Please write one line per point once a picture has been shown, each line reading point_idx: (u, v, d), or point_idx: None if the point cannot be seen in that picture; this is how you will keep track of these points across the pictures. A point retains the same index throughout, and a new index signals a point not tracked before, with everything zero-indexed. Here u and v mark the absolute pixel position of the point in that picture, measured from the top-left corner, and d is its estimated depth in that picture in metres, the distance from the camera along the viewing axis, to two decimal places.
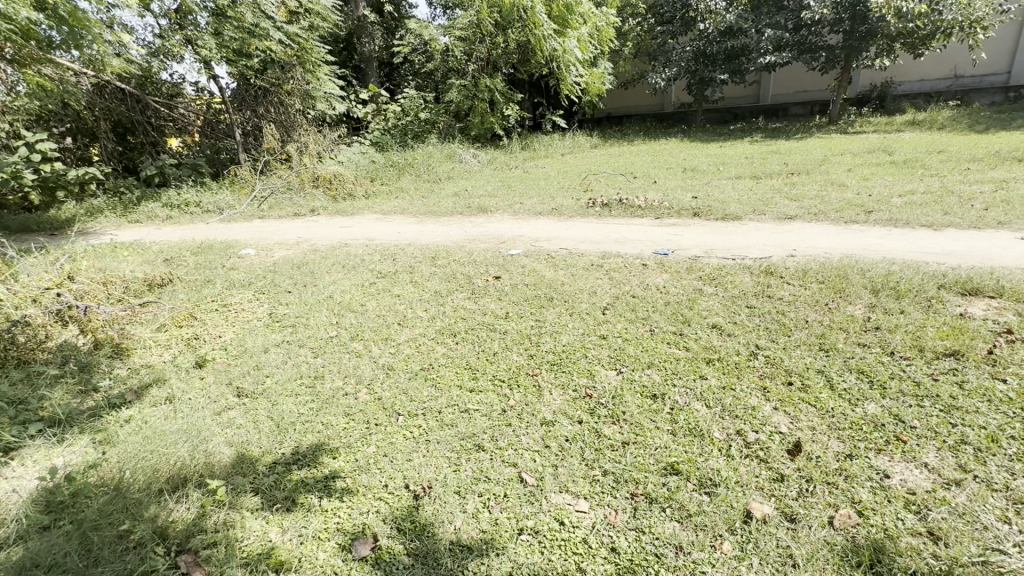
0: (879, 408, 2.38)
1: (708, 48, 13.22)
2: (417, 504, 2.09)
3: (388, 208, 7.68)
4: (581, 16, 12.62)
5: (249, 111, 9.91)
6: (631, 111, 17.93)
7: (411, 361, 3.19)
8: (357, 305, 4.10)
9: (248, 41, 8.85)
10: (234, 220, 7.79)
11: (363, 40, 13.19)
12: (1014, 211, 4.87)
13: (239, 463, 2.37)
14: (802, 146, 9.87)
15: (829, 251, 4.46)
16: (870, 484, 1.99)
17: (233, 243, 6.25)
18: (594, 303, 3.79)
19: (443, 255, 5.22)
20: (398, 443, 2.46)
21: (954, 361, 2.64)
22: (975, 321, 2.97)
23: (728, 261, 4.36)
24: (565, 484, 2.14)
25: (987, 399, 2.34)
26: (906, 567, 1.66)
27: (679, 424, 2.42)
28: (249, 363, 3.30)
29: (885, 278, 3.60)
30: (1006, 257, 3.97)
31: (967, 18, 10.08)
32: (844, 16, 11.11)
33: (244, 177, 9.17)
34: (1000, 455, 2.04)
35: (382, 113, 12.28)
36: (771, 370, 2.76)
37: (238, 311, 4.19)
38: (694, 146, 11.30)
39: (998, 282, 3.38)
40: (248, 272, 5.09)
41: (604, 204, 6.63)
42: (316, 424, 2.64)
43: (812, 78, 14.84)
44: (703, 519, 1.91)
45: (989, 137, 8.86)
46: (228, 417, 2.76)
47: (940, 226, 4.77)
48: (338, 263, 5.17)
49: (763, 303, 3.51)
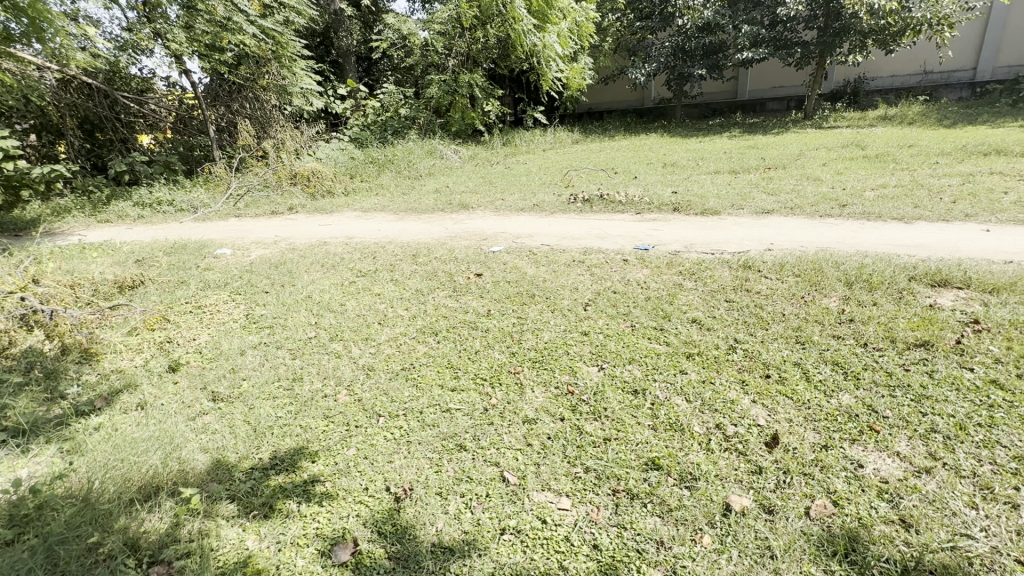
0: (853, 399, 2.43)
1: (687, 43, 13.31)
2: (397, 506, 2.07)
3: (368, 206, 7.58)
4: (561, 11, 12.57)
5: (223, 107, 9.75)
6: (611, 106, 18.07)
7: (391, 362, 3.15)
8: (337, 305, 4.03)
9: (220, 35, 8.58)
10: (208, 219, 7.59)
11: (340, 34, 12.95)
12: (981, 205, 5.02)
13: (215, 470, 2.32)
14: (779, 141, 10.02)
15: (805, 244, 4.54)
16: (844, 474, 2.03)
17: (208, 243, 6.10)
18: (576, 299, 3.79)
19: (424, 252, 5.17)
20: (379, 445, 2.43)
21: (924, 351, 2.71)
22: (943, 312, 3.05)
23: (708, 256, 4.42)
24: (547, 482, 2.14)
25: (956, 388, 2.40)
26: (879, 554, 1.70)
27: (660, 419, 2.43)
28: (225, 366, 3.22)
29: (858, 271, 3.67)
30: (974, 248, 4.09)
31: (935, 16, 10.32)
32: (818, 13, 11.36)
33: (218, 175, 9.00)
34: (968, 442, 2.09)
35: (361, 109, 12.24)
36: (749, 363, 2.79)
37: (213, 312, 4.09)
38: (675, 142, 11.40)
39: (965, 273, 3.48)
40: (224, 272, 4.97)
41: (586, 200, 6.64)
42: (295, 428, 2.59)
43: (787, 74, 15.09)
44: (683, 514, 1.93)
45: (956, 132, 9.11)
46: (203, 422, 2.69)
47: (911, 219, 4.90)
48: (317, 262, 5.09)
49: (742, 297, 3.55)
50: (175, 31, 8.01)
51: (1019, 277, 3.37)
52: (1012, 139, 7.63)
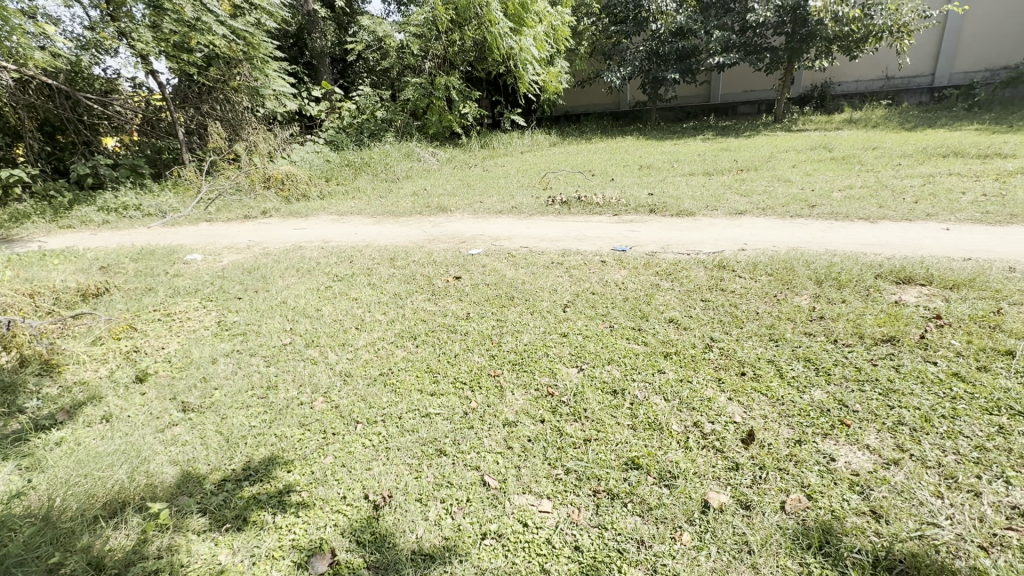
0: (825, 394, 2.49)
1: (660, 48, 13.46)
2: (376, 514, 2.03)
3: (344, 209, 7.47)
4: (537, 15, 12.60)
5: (193, 108, 9.56)
6: (588, 109, 18.23)
7: (369, 367, 3.10)
8: (313, 310, 3.96)
9: (189, 35, 8.36)
10: (178, 223, 7.38)
11: (314, 36, 12.79)
12: (941, 204, 5.23)
13: (184, 483, 2.25)
14: (750, 144, 10.26)
15: (777, 244, 4.64)
16: (817, 468, 2.08)
17: (177, 248, 5.93)
18: (555, 301, 3.80)
19: (402, 256, 5.12)
20: (357, 452, 2.38)
21: (890, 346, 2.80)
22: (908, 308, 3.17)
23: (683, 256, 4.48)
24: (527, 484, 2.13)
25: (921, 381, 2.49)
26: (852, 545, 1.75)
27: (639, 419, 2.45)
28: (196, 375, 3.13)
29: (828, 269, 3.78)
30: (936, 247, 4.24)
31: (896, 23, 10.81)
32: (786, 20, 11.68)
33: (188, 179, 8.76)
34: (933, 434, 2.16)
35: (337, 111, 12.07)
36: (725, 361, 2.84)
37: (183, 320, 3.97)
38: (650, 144, 11.57)
39: (928, 270, 3.61)
40: (195, 278, 4.83)
41: (564, 202, 6.67)
42: (269, 437, 2.52)
43: (757, 78, 15.48)
44: (663, 512, 1.94)
45: (917, 134, 9.47)
46: (172, 433, 2.61)
47: (876, 218, 5.07)
48: (292, 267, 4.98)
49: (717, 296, 3.62)
50: (141, 30, 7.78)
51: (976, 273, 3.51)
52: (969, 142, 7.97)
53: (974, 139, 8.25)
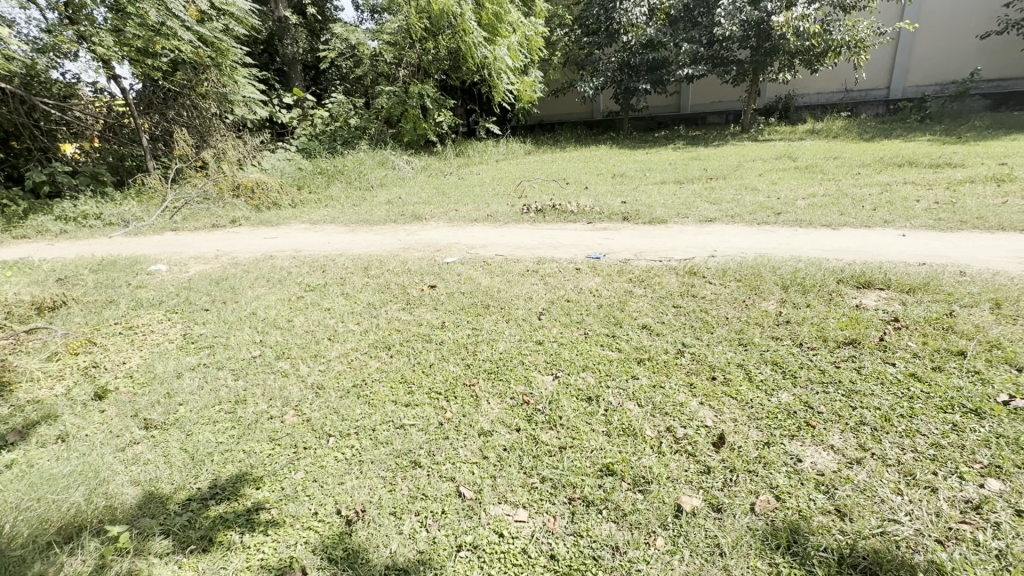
0: (791, 396, 2.56)
1: (631, 59, 13.72)
2: (349, 529, 1.99)
3: (317, 218, 7.36)
4: (511, 25, 12.70)
5: (158, 114, 9.28)
6: (562, 118, 18.45)
7: (342, 379, 3.04)
8: (283, 321, 3.87)
9: (153, 40, 8.21)
10: (141, 233, 7.14)
11: (285, 42, 12.65)
12: (897, 211, 5.47)
13: (147, 504, 2.16)
14: (719, 153, 10.54)
15: (745, 251, 4.77)
16: (785, 469, 2.13)
17: (140, 259, 5.73)
18: (530, 308, 3.82)
19: (376, 264, 5.06)
20: (329, 466, 2.34)
21: (852, 348, 2.91)
22: (868, 312, 3.30)
23: (656, 263, 4.57)
24: (503, 494, 2.12)
25: (881, 381, 2.59)
26: (819, 544, 1.80)
27: (613, 425, 2.48)
28: (159, 391, 3.01)
29: (793, 275, 3.91)
30: (894, 252, 4.44)
31: (853, 38, 11.33)
32: (750, 34, 12.09)
33: (152, 187, 8.49)
34: (892, 433, 2.25)
35: (309, 119, 11.92)
36: (696, 366, 2.90)
37: (146, 333, 3.82)
38: (622, 153, 11.77)
39: (886, 275, 3.76)
40: (159, 289, 4.67)
41: (538, 210, 6.72)
42: (237, 453, 2.45)
43: (725, 89, 15.96)
44: (637, 518, 1.96)
45: (875, 145, 9.89)
46: (133, 452, 2.50)
47: (837, 225, 5.27)
48: (262, 277, 4.87)
49: (688, 302, 3.69)
50: (102, 34, 7.58)
51: (930, 277, 3.68)
52: (923, 152, 8.36)
53: (928, 149, 8.67)
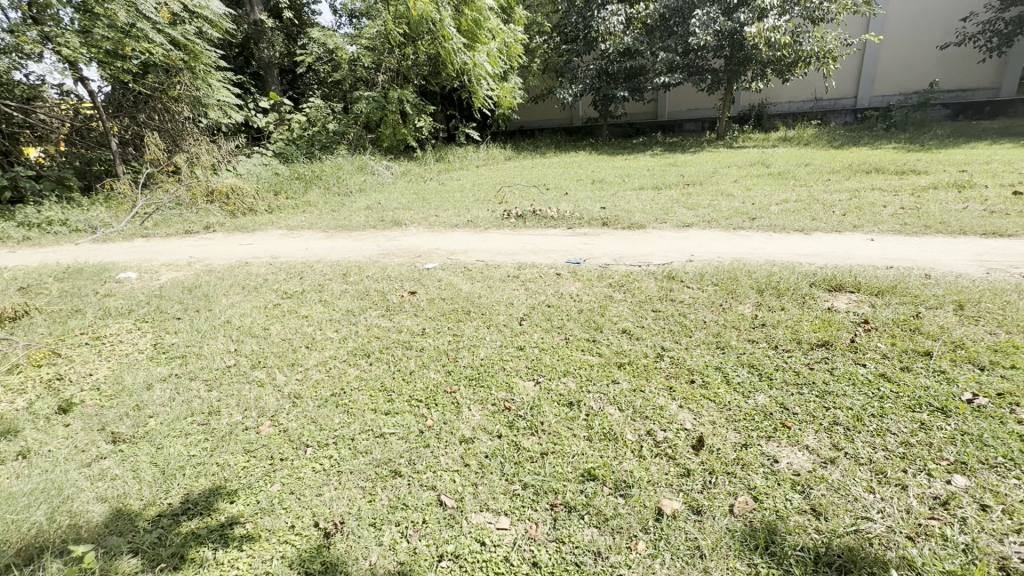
0: (768, 398, 2.62)
1: (609, 67, 13.91)
2: (327, 542, 1.95)
3: (294, 223, 7.24)
4: (490, 32, 12.73)
5: (128, 117, 9.02)
6: (541, 124, 18.57)
7: (320, 388, 2.98)
8: (259, 329, 3.79)
9: (122, 42, 8.02)
10: (110, 239, 6.92)
11: (261, 46, 12.44)
12: (865, 217, 5.65)
13: (114, 521, 2.08)
14: (696, 159, 10.74)
15: (721, 256, 4.87)
16: (762, 470, 2.17)
17: (109, 266, 5.55)
18: (511, 314, 3.81)
19: (355, 271, 5.00)
20: (306, 477, 2.29)
21: (825, 350, 2.99)
22: (840, 314, 3.39)
23: (635, 268, 4.62)
24: (485, 502, 2.11)
25: (853, 382, 2.66)
26: (795, 544, 1.83)
27: (594, 429, 2.49)
28: (128, 403, 2.91)
29: (768, 279, 4.00)
30: (863, 256, 4.58)
31: (822, 49, 11.71)
32: (724, 44, 12.40)
33: (122, 192, 8.23)
34: (864, 432, 2.31)
35: (286, 123, 11.74)
36: (675, 370, 2.94)
37: (114, 344, 3.69)
38: (602, 159, 11.89)
39: (856, 278, 3.87)
40: (129, 298, 4.53)
41: (519, 216, 6.74)
42: (210, 467, 2.38)
43: (701, 97, 16.31)
44: (618, 522, 1.97)
45: (845, 152, 10.20)
46: (100, 467, 2.41)
47: (810, 230, 5.42)
48: (237, 285, 4.77)
49: (667, 306, 3.74)
50: (69, 35, 7.35)
51: (898, 280, 3.80)
52: (889, 160, 8.65)
53: (894, 157, 8.97)
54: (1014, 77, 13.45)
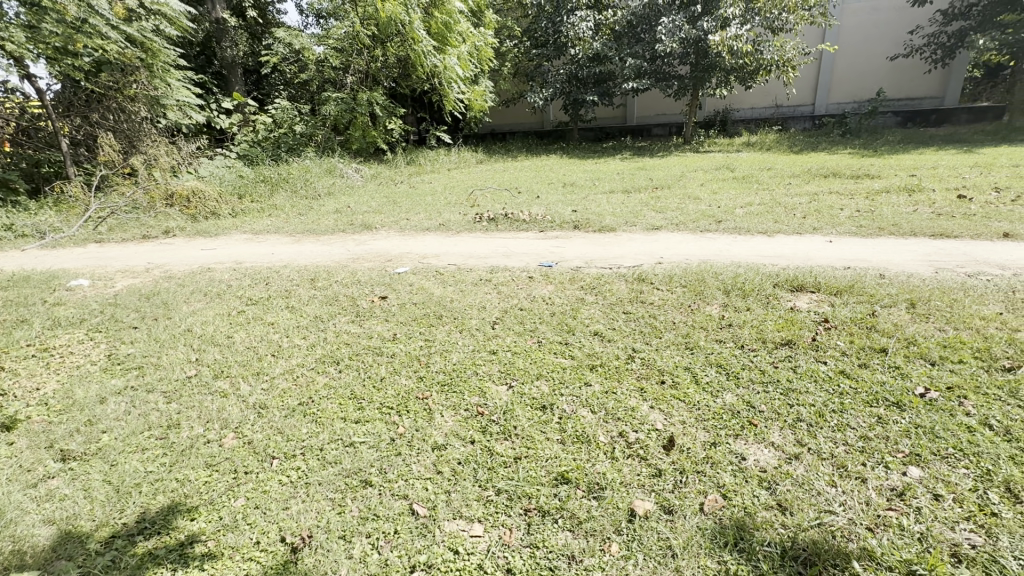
0: (735, 397, 2.68)
1: (579, 72, 14.08)
2: (294, 557, 1.89)
3: (260, 227, 7.05)
4: (460, 35, 12.67)
5: (80, 117, 8.60)
6: (513, 127, 18.63)
7: (287, 397, 2.89)
8: (222, 338, 3.65)
9: (73, 38, 7.67)
10: (59, 245, 6.55)
11: (223, 45, 12.07)
12: (824, 219, 5.88)
13: (63, 546, 1.97)
14: (664, 163, 10.96)
15: (688, 258, 4.98)
16: (731, 467, 2.22)
17: (59, 273, 5.26)
18: (483, 318, 3.79)
19: (323, 276, 4.89)
20: (272, 491, 2.21)
21: (788, 349, 3.08)
22: (802, 313, 3.51)
23: (606, 270, 4.67)
24: (458, 509, 2.08)
25: (815, 379, 2.76)
26: (763, 539, 1.87)
27: (567, 433, 2.49)
28: (80, 418, 2.75)
29: (733, 280, 4.11)
30: (822, 257, 4.77)
31: (781, 58, 12.16)
32: (690, 51, 12.73)
33: (72, 195, 7.82)
34: (826, 428, 2.39)
35: (250, 125, 11.42)
36: (646, 371, 2.98)
37: (63, 356, 3.50)
38: (573, 162, 12.00)
39: (816, 279, 4.02)
40: (81, 307, 4.30)
41: (491, 219, 6.73)
42: (168, 483, 2.27)
43: (668, 103, 16.70)
44: (592, 525, 1.97)
45: (804, 157, 10.59)
46: (47, 488, 2.27)
47: (772, 232, 5.60)
48: (199, 291, 4.59)
49: (637, 308, 3.79)
50: (14, 30, 6.98)
51: (855, 280, 3.96)
52: (845, 164, 9.02)
53: (849, 162, 9.37)
54: (957, 86, 14.34)
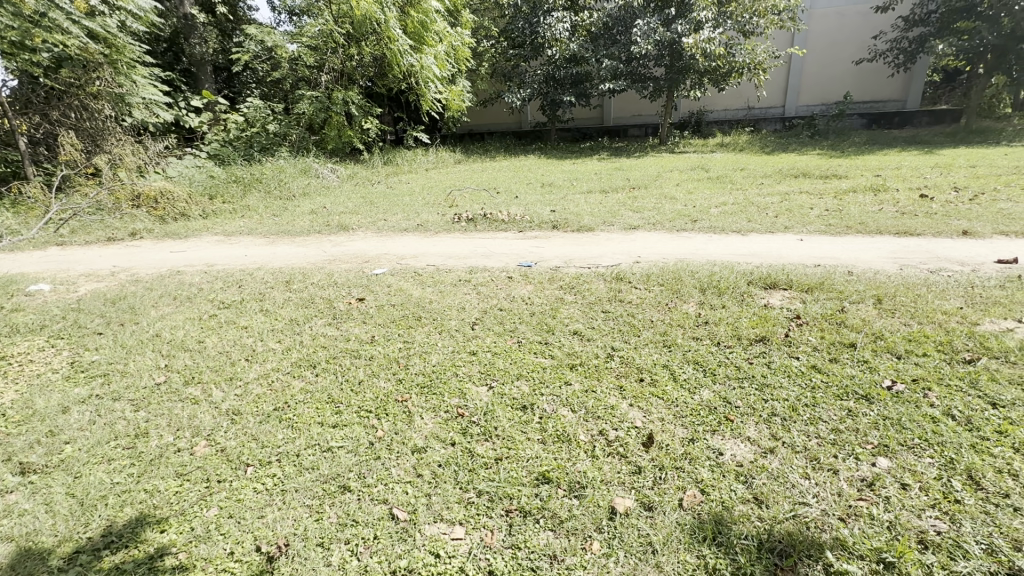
0: (712, 393, 2.72)
1: (556, 72, 14.16)
2: (270, 567, 1.84)
3: (232, 229, 6.86)
4: (437, 34, 12.59)
5: (38, 115, 8.24)
6: (490, 127, 18.60)
7: (261, 403, 2.82)
8: (194, 343, 3.54)
9: (31, 32, 7.36)
10: (18, 249, 6.27)
11: (191, 41, 11.71)
12: (795, 218, 6.03)
13: (23, 564, 1.88)
14: (640, 163, 11.09)
15: (665, 257, 5.04)
16: (709, 463, 2.25)
17: (17, 277, 5.04)
18: (462, 319, 3.77)
19: (298, 278, 4.79)
20: (247, 499, 2.15)
21: (762, 345, 3.15)
22: (776, 311, 3.58)
23: (584, 270, 4.69)
24: (438, 512, 2.06)
25: (788, 374, 2.82)
26: (740, 533, 1.91)
27: (548, 432, 2.49)
28: (40, 429, 2.63)
29: (709, 278, 4.18)
30: (793, 255, 4.89)
31: (753, 61, 12.45)
32: (665, 53, 12.91)
33: (32, 196, 7.50)
34: (800, 421, 2.45)
35: (221, 124, 11.13)
36: (625, 369, 3.00)
37: (22, 364, 3.34)
38: (551, 163, 12.04)
39: (788, 277, 4.12)
40: (42, 312, 4.12)
41: (470, 220, 6.70)
42: (137, 494, 2.19)
43: (643, 104, 16.92)
44: (573, 524, 1.98)
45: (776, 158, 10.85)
46: (5, 504, 2.17)
47: (746, 231, 5.72)
48: (168, 295, 4.45)
49: (616, 307, 3.82)
50: None
51: (825, 277, 4.08)
52: (815, 165, 9.26)
53: (819, 163, 9.64)
54: (918, 90, 14.87)
